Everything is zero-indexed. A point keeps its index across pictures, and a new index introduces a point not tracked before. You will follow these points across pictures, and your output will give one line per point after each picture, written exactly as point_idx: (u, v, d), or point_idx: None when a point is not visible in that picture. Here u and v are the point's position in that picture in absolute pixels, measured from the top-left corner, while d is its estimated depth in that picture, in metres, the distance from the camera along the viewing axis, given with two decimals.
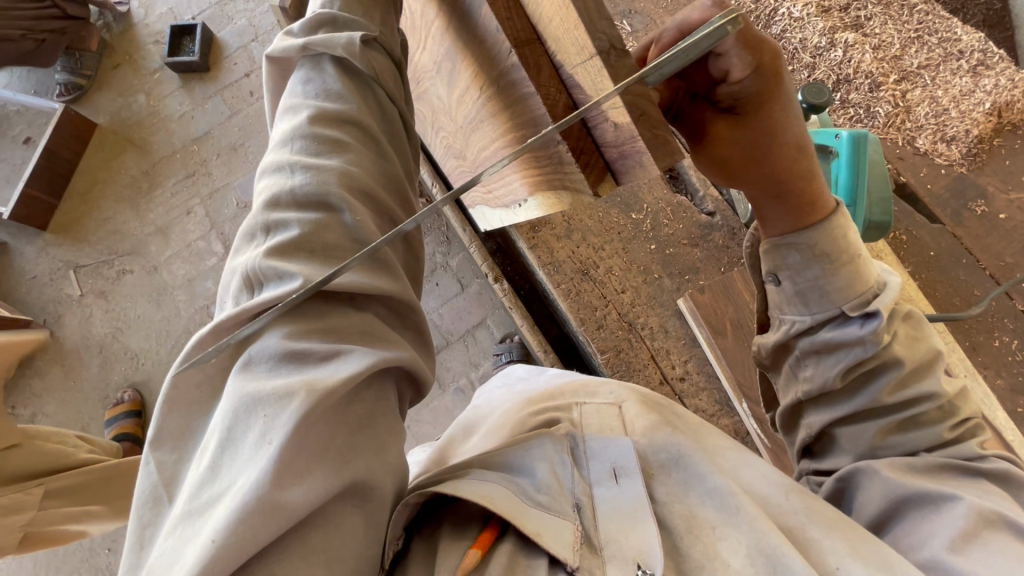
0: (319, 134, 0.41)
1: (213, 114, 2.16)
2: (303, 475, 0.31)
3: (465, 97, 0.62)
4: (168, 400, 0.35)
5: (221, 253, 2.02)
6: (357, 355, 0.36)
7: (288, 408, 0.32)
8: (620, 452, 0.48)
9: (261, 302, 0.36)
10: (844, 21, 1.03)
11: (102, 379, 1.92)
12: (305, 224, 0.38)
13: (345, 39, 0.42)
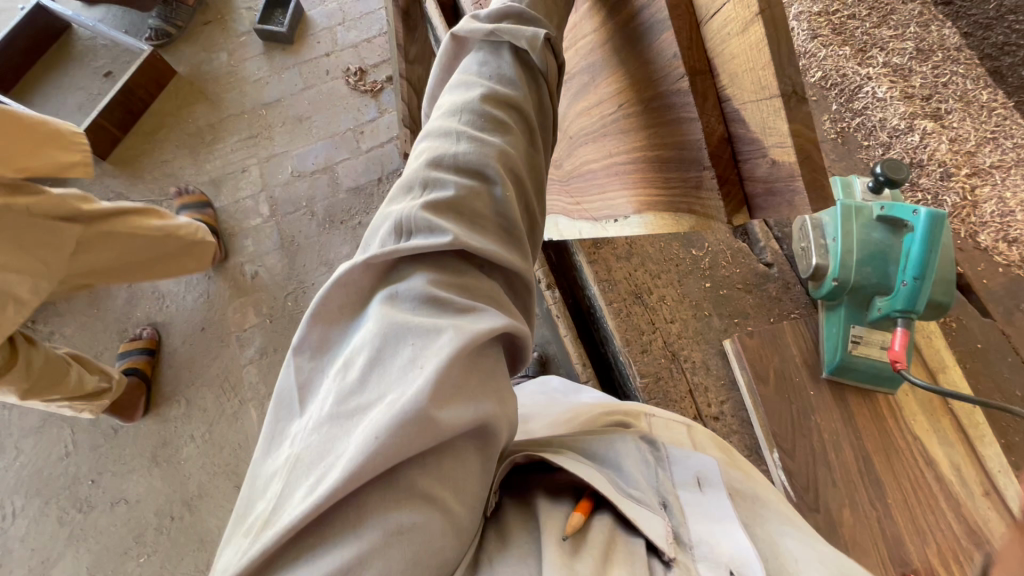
0: (490, 113, 0.54)
1: (287, 84, 2.24)
2: (450, 402, 0.40)
3: (599, 112, 0.79)
4: (316, 309, 0.47)
5: (265, 215, 2.06)
6: (490, 313, 0.46)
7: (443, 344, 0.42)
8: (703, 463, 0.54)
9: (412, 246, 0.47)
10: (925, 109, 1.08)
11: (125, 313, 1.95)
12: (460, 188, 0.50)
13: (531, 34, 0.58)
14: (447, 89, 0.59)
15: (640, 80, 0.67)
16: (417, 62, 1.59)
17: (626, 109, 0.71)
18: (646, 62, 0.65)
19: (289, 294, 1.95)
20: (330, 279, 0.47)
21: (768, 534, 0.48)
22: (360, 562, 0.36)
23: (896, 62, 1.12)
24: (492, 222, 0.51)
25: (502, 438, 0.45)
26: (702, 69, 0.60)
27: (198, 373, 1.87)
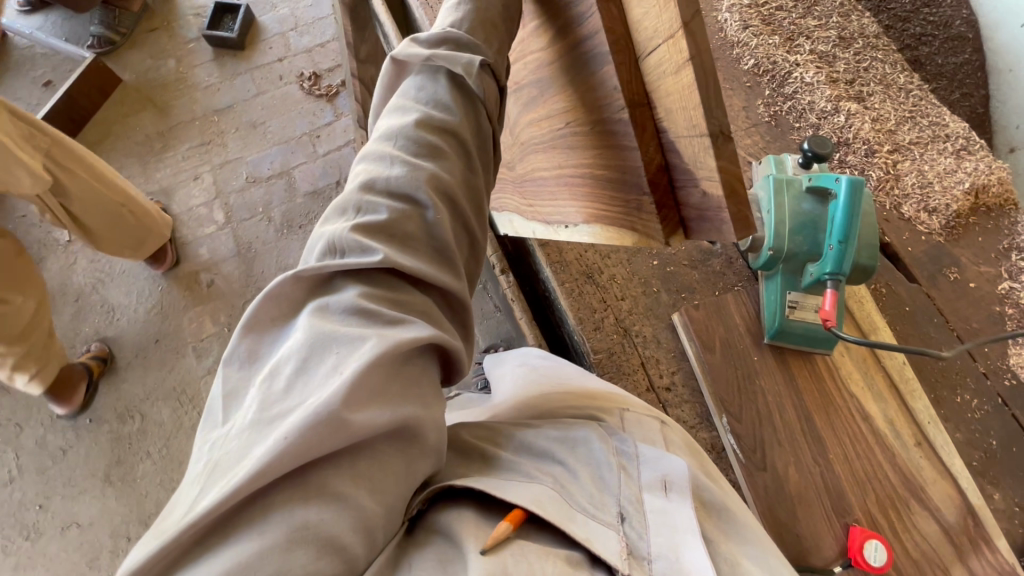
0: (423, 138, 0.52)
1: (239, 90, 2.21)
2: (366, 404, 0.40)
3: (549, 125, 0.77)
4: (249, 321, 0.45)
5: (219, 222, 2.02)
6: (418, 325, 0.45)
7: (364, 352, 0.41)
8: (671, 466, 0.51)
9: (341, 265, 0.46)
10: (848, 92, 1.15)
11: (73, 328, 1.87)
12: (392, 212, 0.48)
13: (466, 61, 0.55)
14: (385, 113, 0.56)
15: (582, 100, 0.64)
16: (368, 61, 1.60)
17: (572, 127, 0.70)
18: (587, 88, 0.62)
19: (247, 302, 1.90)
20: (261, 291, 0.46)
21: (732, 551, 0.49)
22: (256, 558, 0.34)
23: (822, 49, 1.20)
24: (424, 245, 0.50)
25: (432, 437, 0.45)
26: (639, 101, 0.57)
27: (153, 386, 1.81)
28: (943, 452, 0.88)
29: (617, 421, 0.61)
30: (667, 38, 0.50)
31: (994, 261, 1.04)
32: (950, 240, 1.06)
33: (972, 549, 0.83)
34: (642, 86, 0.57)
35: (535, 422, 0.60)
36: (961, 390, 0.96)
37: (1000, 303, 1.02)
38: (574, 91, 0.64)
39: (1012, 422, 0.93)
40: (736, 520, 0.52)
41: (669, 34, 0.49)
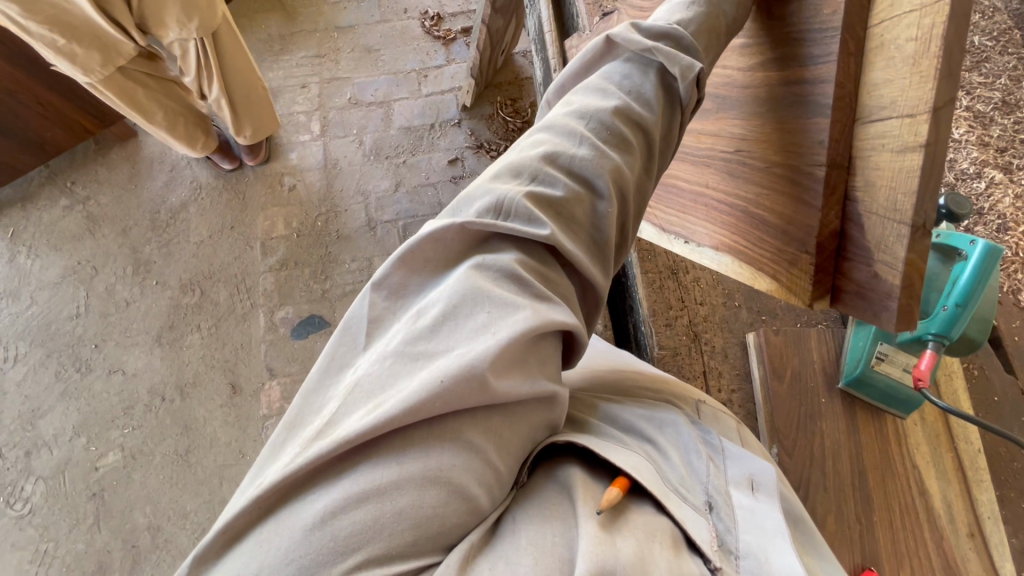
0: (617, 128, 0.52)
1: (364, 13, 2.26)
2: (511, 373, 0.41)
3: (708, 140, 0.71)
4: (402, 255, 0.47)
5: (314, 133, 2.08)
6: (563, 308, 0.46)
7: (524, 320, 0.42)
8: (759, 468, 0.51)
9: (508, 228, 0.46)
10: (998, 159, 1.08)
11: (161, 195, 1.99)
12: (568, 191, 0.49)
13: (687, 63, 0.53)
14: (582, 88, 0.57)
15: (774, 137, 0.61)
16: (501, 12, 1.61)
17: (743, 156, 0.65)
18: (792, 128, 0.58)
19: (320, 215, 1.97)
20: (422, 230, 0.47)
21: (811, 565, 0.48)
22: (394, 485, 0.37)
23: (979, 108, 1.12)
24: (586, 232, 0.50)
25: (559, 407, 0.46)
26: (839, 164, 0.55)
27: (217, 268, 1.90)
28: (993, 550, 0.84)
29: (693, 412, 0.59)
30: (903, 116, 0.48)
31: None
32: None
33: None
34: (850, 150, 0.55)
35: (618, 398, 0.59)
36: None
37: None
38: (770, 128, 0.61)
39: None
40: (814, 537, 0.52)
41: (908, 114, 0.48)
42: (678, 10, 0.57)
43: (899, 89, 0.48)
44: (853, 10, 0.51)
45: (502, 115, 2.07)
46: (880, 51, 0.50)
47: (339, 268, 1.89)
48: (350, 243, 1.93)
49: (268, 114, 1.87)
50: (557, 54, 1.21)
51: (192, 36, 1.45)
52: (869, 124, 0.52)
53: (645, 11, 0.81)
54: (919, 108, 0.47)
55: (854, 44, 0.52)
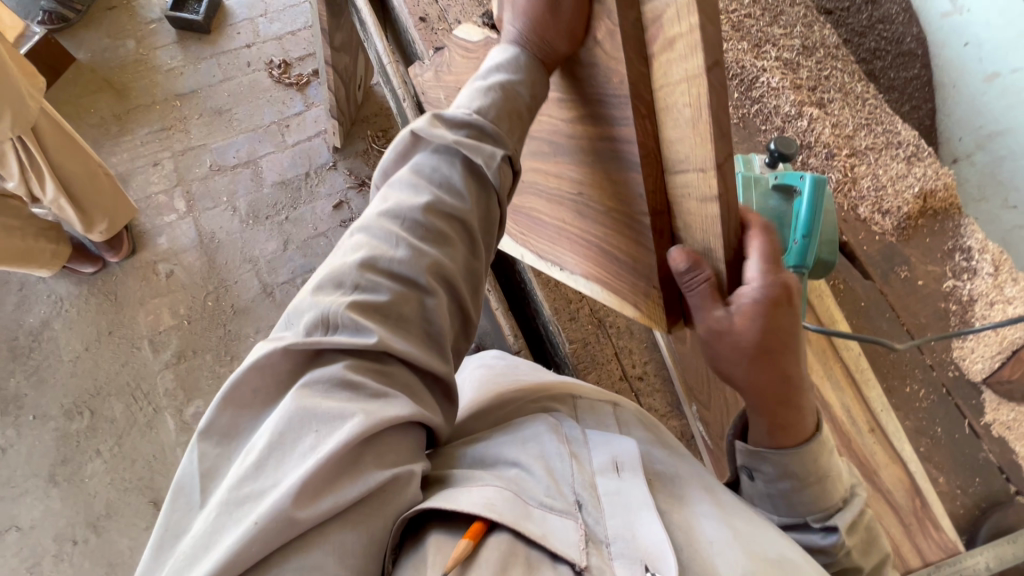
0: (433, 226, 0.54)
1: (204, 75, 2.13)
2: (324, 493, 0.43)
3: (552, 182, 0.75)
4: (226, 394, 0.48)
5: (181, 211, 1.94)
6: (402, 398, 0.49)
7: (345, 427, 0.44)
8: (621, 449, 0.61)
9: (332, 343, 0.48)
10: (811, 98, 1.21)
11: (15, 319, 1.76)
12: (393, 293, 0.51)
13: (490, 152, 0.56)
14: (395, 181, 0.57)
15: (607, 188, 0.64)
16: (343, 50, 1.56)
17: (587, 201, 0.70)
18: (619, 179, 0.62)
19: (208, 294, 1.83)
20: (246, 362, 0.48)
21: (686, 516, 0.56)
22: None
23: (786, 56, 1.25)
24: (416, 329, 0.52)
25: (415, 483, 0.48)
26: (661, 208, 0.61)
27: (104, 381, 1.71)
28: (893, 437, 0.93)
29: (571, 408, 0.70)
30: (697, 169, 0.53)
31: (941, 261, 1.12)
32: (902, 240, 1.13)
33: (917, 526, 0.89)
34: (665, 195, 0.61)
35: (492, 430, 0.66)
36: (911, 380, 1.03)
37: (945, 299, 1.09)
38: (599, 178, 0.65)
39: (954, 410, 1.02)
40: (678, 481, 0.61)
41: (701, 168, 0.53)
42: (477, 93, 0.59)
43: (689, 148, 0.53)
44: (637, 79, 0.55)
45: (376, 148, 2.04)
46: (666, 113, 0.55)
47: (243, 344, 1.77)
48: (250, 315, 1.81)
49: (120, 202, 1.72)
50: (401, 84, 1.18)
51: (8, 134, 1.32)
52: (675, 174, 0.58)
53: (472, 52, 0.83)
54: (707, 164, 0.52)
55: (645, 107, 0.56)
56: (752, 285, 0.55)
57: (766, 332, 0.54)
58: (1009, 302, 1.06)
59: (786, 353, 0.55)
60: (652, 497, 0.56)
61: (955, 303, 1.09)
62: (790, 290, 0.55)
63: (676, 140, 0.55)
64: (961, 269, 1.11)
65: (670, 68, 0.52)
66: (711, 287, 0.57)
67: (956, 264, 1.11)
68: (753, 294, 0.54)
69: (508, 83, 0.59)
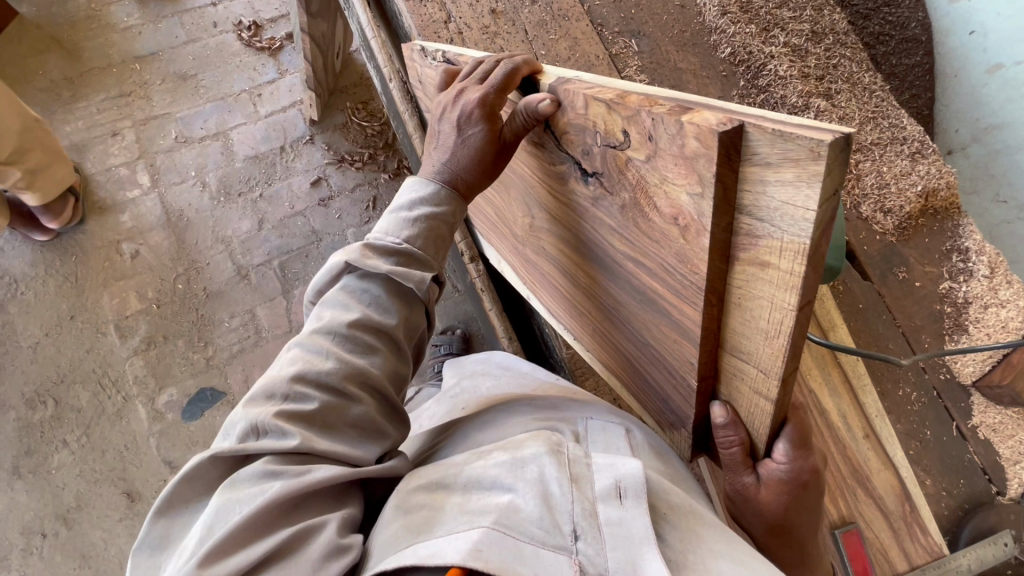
0: (361, 339, 0.64)
1: (165, 35, 1.96)
2: (233, 550, 0.49)
3: (583, 276, 0.69)
4: (161, 505, 0.56)
5: (146, 186, 1.80)
6: (324, 468, 0.56)
7: (263, 493, 0.52)
8: (628, 473, 0.57)
9: (261, 446, 0.55)
10: (818, 89, 1.16)
11: None
12: (321, 403, 0.59)
13: (419, 278, 0.67)
14: (329, 300, 0.66)
15: (637, 326, 0.61)
16: (319, 16, 1.43)
17: (610, 310, 0.66)
18: (676, 340, 0.53)
19: (178, 276, 1.73)
20: (177, 475, 0.56)
21: (698, 556, 0.54)
22: None
23: (795, 42, 1.19)
24: (346, 432, 0.61)
25: (332, 529, 0.53)
26: (708, 374, 0.53)
27: (69, 369, 1.61)
28: (887, 443, 0.94)
29: (576, 427, 0.68)
30: (756, 368, 0.47)
31: (939, 262, 1.10)
32: (902, 240, 1.11)
33: (907, 532, 0.90)
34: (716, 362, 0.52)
35: (490, 446, 0.63)
36: (903, 383, 1.03)
37: (940, 301, 1.09)
38: (651, 324, 0.57)
39: (943, 413, 1.03)
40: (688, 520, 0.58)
41: (765, 371, 0.46)
42: (401, 223, 0.67)
43: (753, 347, 0.46)
44: (714, 276, 0.44)
45: (356, 122, 1.93)
46: (737, 310, 0.45)
47: (217, 330, 1.69)
48: (224, 299, 1.72)
49: (53, 162, 1.60)
50: (386, 61, 1.08)
51: None
52: (730, 355, 0.49)
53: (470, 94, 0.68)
54: (774, 373, 0.45)
55: (714, 296, 0.45)
56: (780, 460, 0.54)
57: (787, 503, 0.56)
58: (1002, 305, 1.06)
59: (797, 510, 0.58)
60: (655, 531, 0.53)
61: (949, 305, 1.09)
62: (816, 471, 0.55)
63: (745, 346, 0.46)
64: (958, 271, 1.10)
65: (754, 283, 0.42)
66: (743, 454, 0.54)
67: (953, 265, 1.10)
68: (779, 471, 0.54)
69: (431, 216, 0.67)
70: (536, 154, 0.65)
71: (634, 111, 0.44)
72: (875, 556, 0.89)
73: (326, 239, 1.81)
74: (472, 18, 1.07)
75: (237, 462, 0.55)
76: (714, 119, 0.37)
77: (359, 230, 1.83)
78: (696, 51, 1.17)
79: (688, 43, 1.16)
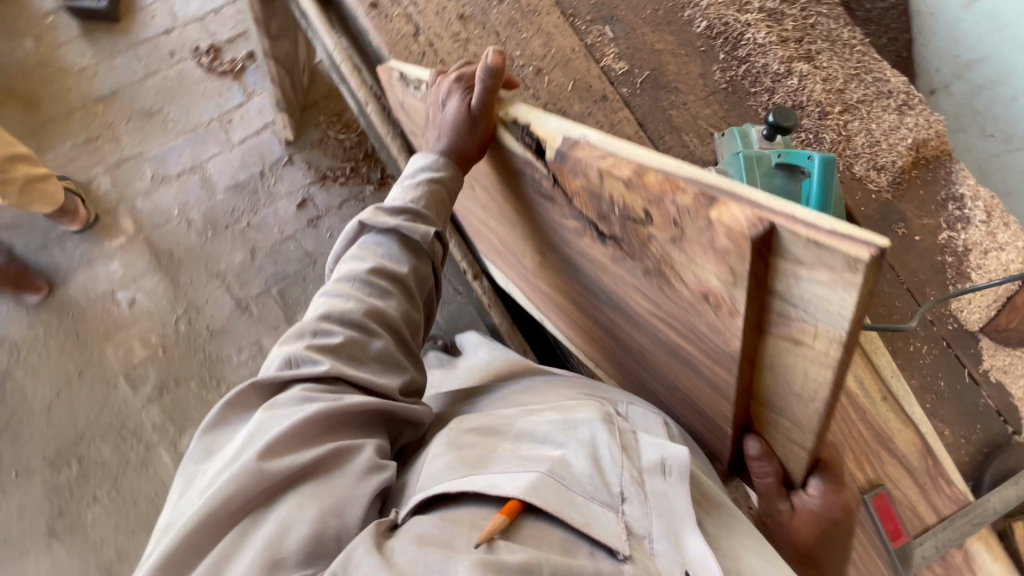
0: (376, 283, 0.74)
1: (122, 71, 1.89)
2: (282, 454, 0.58)
3: (606, 316, 0.69)
4: (213, 422, 0.67)
5: (130, 232, 1.77)
6: (357, 396, 0.65)
7: (303, 410, 0.61)
8: (676, 456, 0.60)
9: (297, 372, 0.65)
10: (799, 52, 1.14)
11: None
12: (345, 336, 0.69)
13: (422, 233, 0.76)
14: (348, 256, 0.78)
15: (667, 366, 0.62)
16: (280, 35, 1.37)
17: (638, 350, 0.66)
18: (711, 395, 0.54)
19: (179, 318, 1.71)
20: (225, 399, 0.67)
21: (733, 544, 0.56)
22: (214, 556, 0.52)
23: (770, 6, 1.16)
24: (370, 364, 0.70)
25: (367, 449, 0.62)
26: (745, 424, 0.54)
27: (86, 426, 1.61)
28: (905, 404, 0.95)
29: (620, 408, 0.69)
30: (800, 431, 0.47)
31: (936, 213, 1.11)
32: (898, 197, 1.11)
33: (932, 486, 0.93)
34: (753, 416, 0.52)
35: (537, 415, 0.68)
36: (913, 339, 1.05)
37: (941, 252, 1.09)
38: (683, 378, 0.58)
39: (954, 361, 1.04)
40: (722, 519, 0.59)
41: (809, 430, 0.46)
42: (408, 187, 0.78)
43: (790, 408, 0.46)
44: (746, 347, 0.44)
45: (333, 135, 1.89)
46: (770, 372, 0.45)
47: (227, 366, 1.68)
48: (228, 334, 1.71)
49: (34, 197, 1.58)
50: (360, 86, 1.05)
51: None
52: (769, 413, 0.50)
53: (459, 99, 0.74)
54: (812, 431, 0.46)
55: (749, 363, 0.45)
56: (813, 493, 0.56)
57: (818, 537, 0.57)
58: (1002, 249, 1.08)
59: (827, 546, 0.59)
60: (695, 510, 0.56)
61: (951, 254, 1.09)
62: (849, 510, 0.56)
63: (780, 405, 0.47)
64: (955, 219, 1.10)
65: (788, 355, 0.42)
66: (777, 484, 0.56)
67: (950, 214, 1.11)
68: (813, 503, 0.56)
69: (432, 179, 0.76)
70: (542, 200, 0.64)
71: (657, 194, 0.44)
72: (905, 514, 0.93)
73: (321, 259, 1.79)
74: (442, 27, 1.03)
75: (277, 391, 0.65)
76: (743, 218, 0.37)
77: None
78: (672, 28, 1.13)
79: (662, 23, 1.13)
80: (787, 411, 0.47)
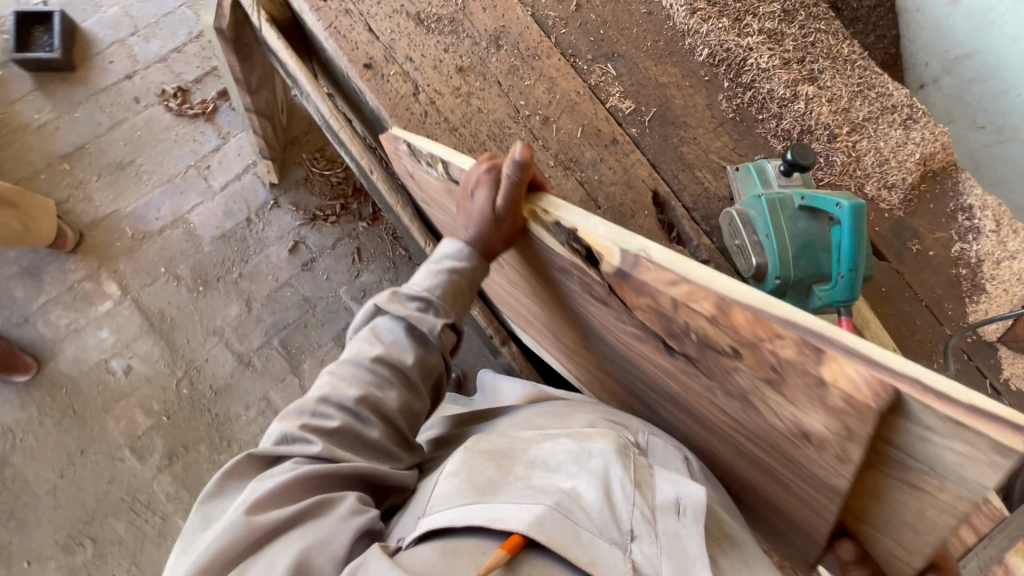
0: (379, 373, 0.72)
1: (85, 124, 1.79)
2: (269, 509, 0.59)
3: (667, 406, 0.67)
4: (208, 494, 0.66)
5: (116, 295, 1.69)
6: (350, 461, 0.66)
7: (293, 470, 0.63)
8: (692, 496, 0.58)
9: (289, 449, 0.66)
10: (802, 73, 1.12)
11: None
12: (340, 422, 0.68)
13: (431, 326, 0.74)
14: (358, 336, 0.75)
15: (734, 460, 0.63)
16: (261, 89, 1.31)
17: (704, 440, 0.66)
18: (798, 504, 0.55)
19: (180, 381, 1.65)
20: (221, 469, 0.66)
21: None
22: None
23: (769, 27, 1.14)
24: (365, 452, 0.69)
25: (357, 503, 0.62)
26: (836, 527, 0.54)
27: (95, 505, 1.55)
28: None
29: (643, 439, 0.69)
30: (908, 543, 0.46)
31: (946, 225, 1.11)
32: (910, 213, 1.11)
33: None
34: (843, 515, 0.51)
35: (553, 436, 0.66)
36: (936, 355, 1.06)
37: (955, 265, 1.10)
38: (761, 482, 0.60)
39: (976, 373, 1.06)
40: None
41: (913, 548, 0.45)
42: (431, 275, 0.74)
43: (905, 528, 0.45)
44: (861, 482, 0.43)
45: (319, 173, 1.82)
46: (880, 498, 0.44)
47: (236, 425, 1.63)
48: (234, 392, 1.66)
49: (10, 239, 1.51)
50: (362, 153, 1.00)
51: None
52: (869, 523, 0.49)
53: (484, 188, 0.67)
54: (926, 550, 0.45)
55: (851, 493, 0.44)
56: None
57: None
58: (1014, 257, 1.09)
59: None
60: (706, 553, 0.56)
61: (964, 267, 1.10)
62: None
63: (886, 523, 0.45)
64: (965, 230, 1.11)
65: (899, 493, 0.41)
66: None
67: (960, 225, 1.12)
68: None
69: (454, 270, 0.73)
70: (592, 304, 0.61)
71: (749, 339, 0.41)
72: None
73: (320, 303, 1.74)
74: (440, 82, 0.99)
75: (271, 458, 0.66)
76: (863, 382, 0.35)
77: (351, 287, 1.76)
78: (674, 60, 1.10)
79: (662, 55, 1.10)
80: (885, 526, 0.48)
